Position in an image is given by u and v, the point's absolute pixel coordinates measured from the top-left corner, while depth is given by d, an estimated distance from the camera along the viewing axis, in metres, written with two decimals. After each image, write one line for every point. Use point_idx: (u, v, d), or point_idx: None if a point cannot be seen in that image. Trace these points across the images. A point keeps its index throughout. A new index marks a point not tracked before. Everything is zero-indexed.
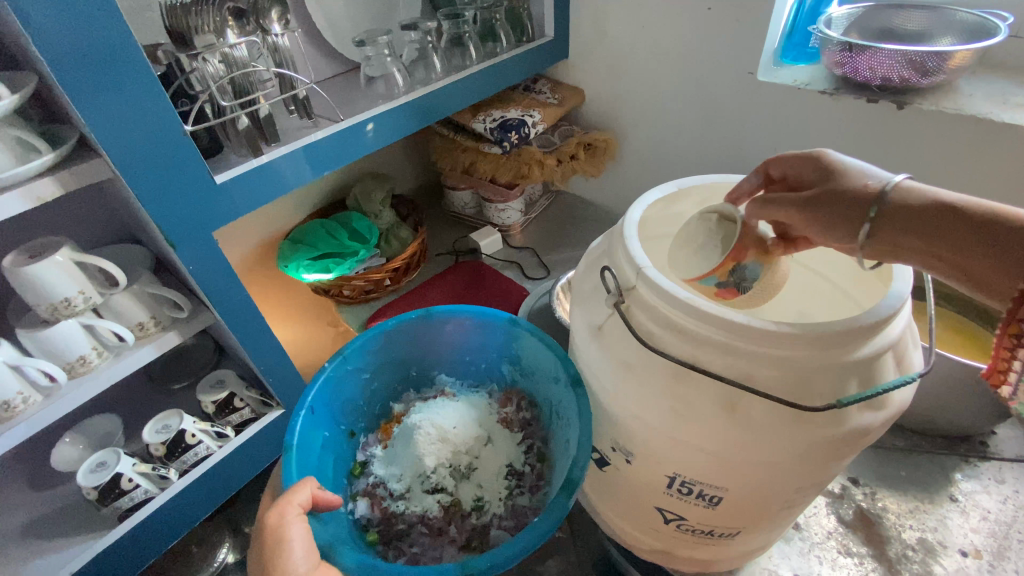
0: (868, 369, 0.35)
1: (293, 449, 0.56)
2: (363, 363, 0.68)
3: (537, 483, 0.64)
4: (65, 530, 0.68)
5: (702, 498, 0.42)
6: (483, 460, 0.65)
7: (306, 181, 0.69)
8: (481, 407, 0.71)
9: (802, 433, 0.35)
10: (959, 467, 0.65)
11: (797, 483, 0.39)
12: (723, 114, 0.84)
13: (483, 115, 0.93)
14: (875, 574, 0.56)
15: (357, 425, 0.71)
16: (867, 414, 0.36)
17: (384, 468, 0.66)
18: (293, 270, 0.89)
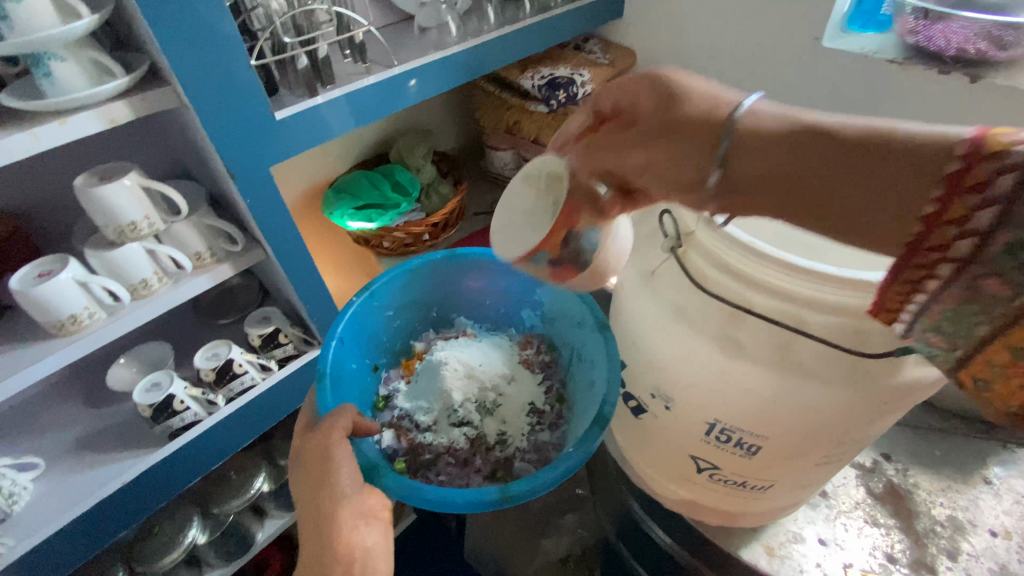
0: None
1: (326, 379, 0.58)
2: (390, 298, 0.70)
3: (558, 420, 0.67)
4: (114, 445, 0.71)
5: (740, 448, 0.43)
6: (508, 398, 0.67)
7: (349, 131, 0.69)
8: (502, 347, 0.73)
9: (854, 382, 0.36)
10: (997, 452, 0.65)
11: (839, 436, 0.40)
12: (781, 82, 0.81)
13: (531, 72, 0.92)
14: (901, 544, 0.57)
15: (379, 361, 0.73)
16: (920, 369, 0.37)
17: (409, 401, 0.67)
18: (338, 217, 0.92)
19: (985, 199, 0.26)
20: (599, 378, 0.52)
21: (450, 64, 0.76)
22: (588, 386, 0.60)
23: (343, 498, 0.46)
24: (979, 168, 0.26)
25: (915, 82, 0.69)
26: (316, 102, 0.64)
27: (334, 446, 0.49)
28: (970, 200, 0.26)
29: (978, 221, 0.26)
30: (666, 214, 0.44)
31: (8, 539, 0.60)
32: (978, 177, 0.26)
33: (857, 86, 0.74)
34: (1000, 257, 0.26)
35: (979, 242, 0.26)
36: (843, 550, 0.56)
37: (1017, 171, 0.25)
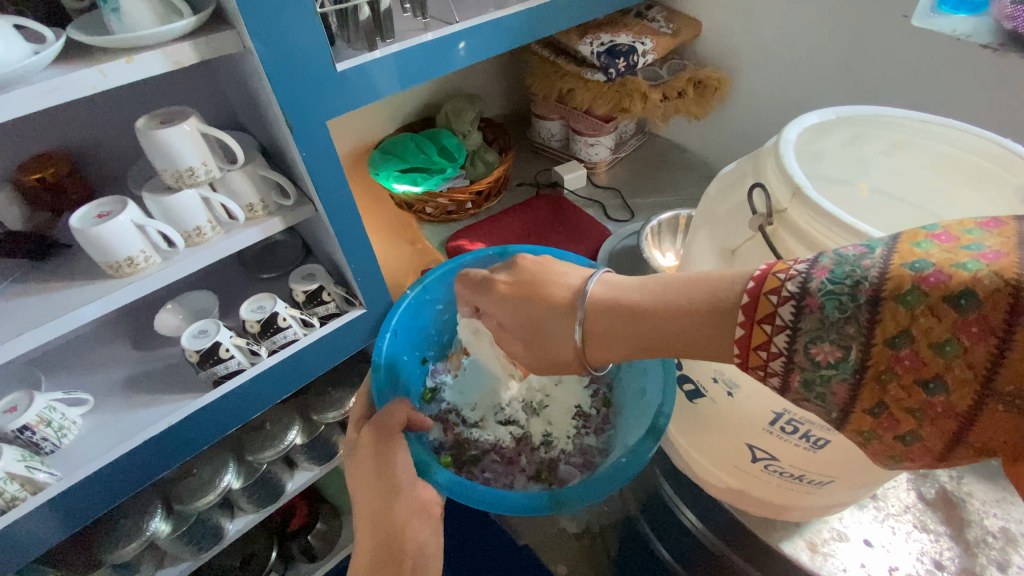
0: None
1: (380, 368, 0.63)
2: (441, 294, 0.73)
3: (604, 425, 0.68)
4: (162, 388, 0.72)
5: (805, 440, 0.43)
6: (555, 402, 0.70)
7: (394, 93, 0.66)
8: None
9: None
10: None
11: None
12: (859, 64, 0.76)
13: (591, 38, 0.88)
14: (950, 552, 0.56)
15: (428, 353, 0.75)
16: None
17: (458, 398, 0.71)
18: (383, 178, 0.91)
19: (776, 325, 0.32)
20: (653, 388, 0.56)
21: (506, 26, 0.73)
22: (637, 396, 0.62)
23: (398, 493, 0.49)
24: (764, 301, 0.32)
25: (1013, 70, 0.64)
26: (369, 60, 0.61)
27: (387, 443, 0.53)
28: (765, 330, 0.32)
29: (778, 344, 0.32)
30: (758, 188, 0.43)
31: (56, 470, 0.62)
32: (762, 312, 0.32)
33: (944, 71, 0.69)
34: (805, 386, 0.32)
35: (787, 358, 0.32)
36: (889, 553, 0.56)
37: (790, 301, 0.31)
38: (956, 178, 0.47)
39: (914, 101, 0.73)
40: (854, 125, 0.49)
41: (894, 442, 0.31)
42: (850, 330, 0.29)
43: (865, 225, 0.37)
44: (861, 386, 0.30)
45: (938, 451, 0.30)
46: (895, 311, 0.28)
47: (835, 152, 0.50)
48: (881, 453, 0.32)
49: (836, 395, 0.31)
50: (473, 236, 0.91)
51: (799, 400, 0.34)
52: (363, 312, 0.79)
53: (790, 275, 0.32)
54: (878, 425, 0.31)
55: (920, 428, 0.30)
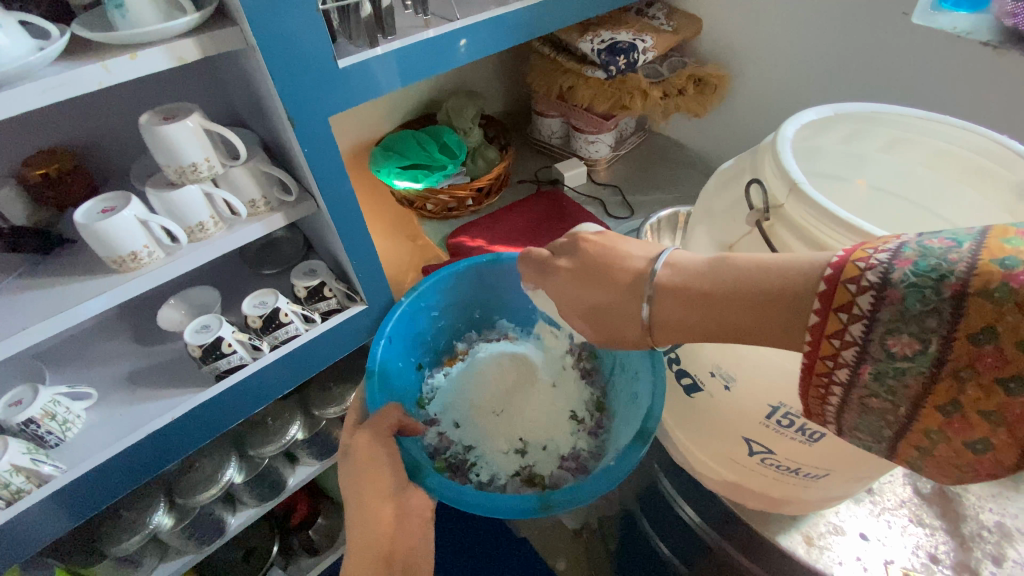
0: None
1: (375, 374, 0.64)
2: (436, 301, 0.74)
3: (598, 429, 0.69)
4: (165, 382, 0.73)
5: (801, 433, 0.44)
6: (550, 404, 0.71)
7: (394, 89, 0.67)
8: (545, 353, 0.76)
9: None
10: None
11: None
12: (859, 62, 0.77)
13: (591, 36, 0.88)
14: (945, 546, 0.57)
15: (423, 359, 0.77)
16: None
17: (452, 401, 0.72)
18: (384, 175, 0.91)
19: (852, 315, 0.31)
20: (644, 393, 0.58)
21: (505, 24, 0.73)
22: (629, 400, 0.63)
23: (392, 492, 0.50)
24: (841, 290, 0.31)
25: (1012, 67, 0.64)
26: (370, 56, 0.62)
27: (386, 444, 0.53)
28: (841, 318, 0.31)
29: (853, 334, 0.31)
30: (756, 183, 0.44)
31: (61, 464, 0.63)
32: (839, 300, 0.31)
33: (945, 69, 0.69)
34: (875, 379, 0.32)
35: (860, 349, 0.31)
36: (885, 547, 0.56)
37: (869, 291, 0.30)
38: (952, 175, 0.47)
39: (914, 98, 0.73)
40: (854, 121, 0.49)
41: (961, 446, 0.31)
42: (932, 324, 0.28)
43: (862, 221, 0.37)
44: (935, 383, 0.30)
45: (1007, 459, 0.30)
46: (980, 308, 0.27)
47: (835, 150, 0.51)
48: (946, 456, 0.32)
49: (907, 389, 0.31)
50: (474, 231, 0.92)
51: (864, 395, 0.33)
52: (364, 308, 0.79)
53: (872, 263, 0.30)
54: (948, 426, 0.31)
55: (992, 432, 0.29)
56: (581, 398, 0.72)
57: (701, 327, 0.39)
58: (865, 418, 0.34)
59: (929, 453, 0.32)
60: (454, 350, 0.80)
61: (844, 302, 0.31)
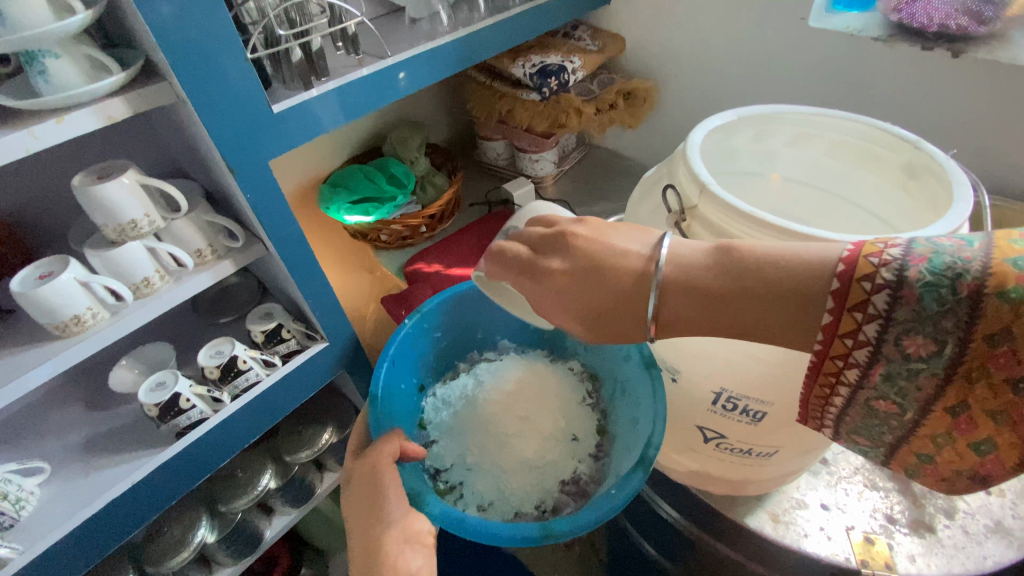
0: None
1: (377, 399, 0.63)
2: (439, 321, 0.74)
3: (599, 453, 0.69)
4: (124, 446, 0.70)
5: (746, 414, 0.46)
6: (551, 422, 0.71)
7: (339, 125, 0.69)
8: (551, 369, 0.76)
9: None
10: None
11: None
12: (771, 68, 0.83)
13: (522, 60, 0.93)
14: (899, 506, 0.59)
15: (426, 379, 0.77)
16: None
17: (454, 421, 0.72)
18: (334, 212, 0.91)
19: (867, 316, 0.32)
20: (645, 418, 0.54)
21: (442, 55, 0.76)
22: (631, 423, 0.63)
23: (390, 522, 0.49)
24: (855, 289, 0.32)
25: (897, 59, 0.71)
26: (307, 98, 0.63)
27: (371, 479, 0.52)
28: (855, 319, 0.33)
29: (867, 334, 0.33)
30: (671, 188, 0.46)
31: (17, 545, 0.60)
32: (853, 301, 0.32)
33: (844, 65, 0.75)
34: (884, 387, 0.34)
35: (872, 351, 0.33)
36: (845, 514, 0.59)
37: (884, 291, 0.31)
38: (856, 161, 0.51)
39: (819, 92, 0.79)
40: (757, 123, 0.52)
41: (966, 447, 0.34)
42: (947, 325, 0.30)
43: (764, 214, 0.40)
44: (948, 384, 0.32)
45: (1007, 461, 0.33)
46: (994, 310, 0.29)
47: (747, 149, 0.54)
48: (949, 458, 0.35)
49: (919, 390, 0.33)
50: (431, 257, 0.93)
51: (871, 397, 0.35)
52: (325, 345, 0.79)
53: (884, 260, 0.32)
54: (954, 428, 0.34)
55: (997, 434, 0.33)
56: (583, 421, 0.72)
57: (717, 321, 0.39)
58: (873, 419, 0.37)
59: (935, 454, 0.35)
60: (457, 369, 0.80)
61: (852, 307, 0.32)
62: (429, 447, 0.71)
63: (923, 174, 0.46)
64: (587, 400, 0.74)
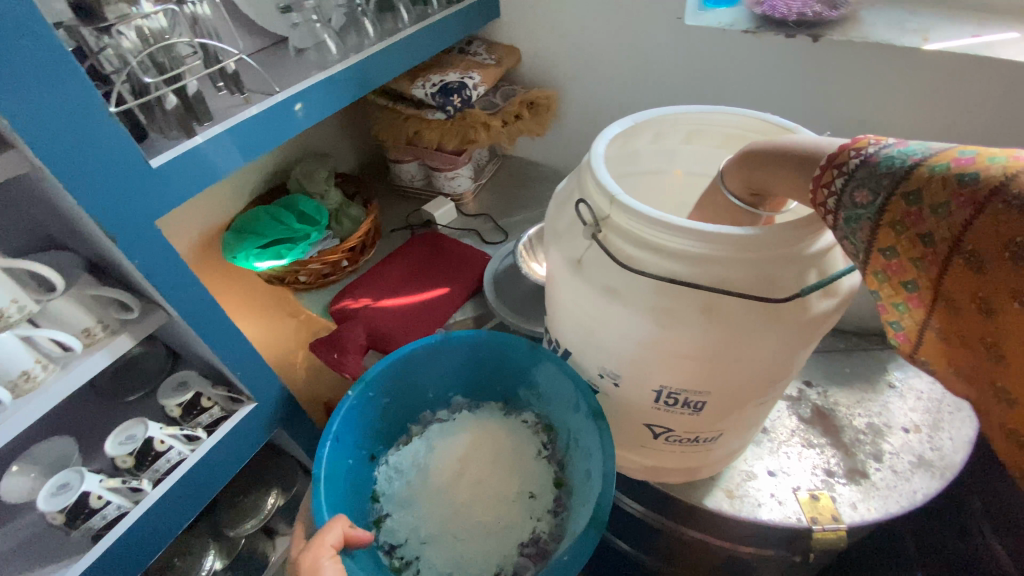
0: (821, 261, 0.39)
1: (320, 482, 0.58)
2: (382, 387, 0.69)
3: (559, 506, 0.67)
4: (28, 565, 0.61)
5: (687, 406, 0.47)
6: (504, 482, 0.69)
7: (237, 168, 0.64)
8: (503, 428, 0.73)
9: (783, 327, 0.39)
10: (894, 360, 0.73)
11: (767, 381, 0.44)
12: (660, 66, 0.87)
13: (422, 81, 0.91)
14: (835, 459, 0.64)
15: (377, 448, 0.73)
16: (824, 301, 0.40)
17: (407, 492, 0.68)
18: (243, 260, 0.84)
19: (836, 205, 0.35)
20: (600, 470, 0.53)
21: (337, 84, 0.73)
22: (585, 476, 0.61)
23: None
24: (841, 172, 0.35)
25: (768, 47, 0.76)
26: (192, 145, 0.58)
27: (322, 552, 0.48)
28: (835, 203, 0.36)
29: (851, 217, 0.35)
30: (582, 202, 0.44)
31: None
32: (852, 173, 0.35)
33: (725, 59, 0.81)
34: None
35: None
36: (790, 477, 0.63)
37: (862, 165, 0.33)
38: None
39: (708, 85, 0.84)
40: (654, 126, 0.54)
41: None
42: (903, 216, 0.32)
43: (675, 217, 0.38)
44: None
45: None
46: (902, 246, 0.30)
47: (650, 148, 0.56)
48: None
49: None
50: (358, 292, 0.89)
51: None
52: (254, 405, 0.73)
53: (874, 146, 0.33)
54: None
55: None
56: (540, 476, 0.69)
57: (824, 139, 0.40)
58: None
59: None
60: (409, 433, 0.76)
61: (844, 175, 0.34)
62: (382, 522, 0.67)
63: None
64: (542, 452, 0.72)
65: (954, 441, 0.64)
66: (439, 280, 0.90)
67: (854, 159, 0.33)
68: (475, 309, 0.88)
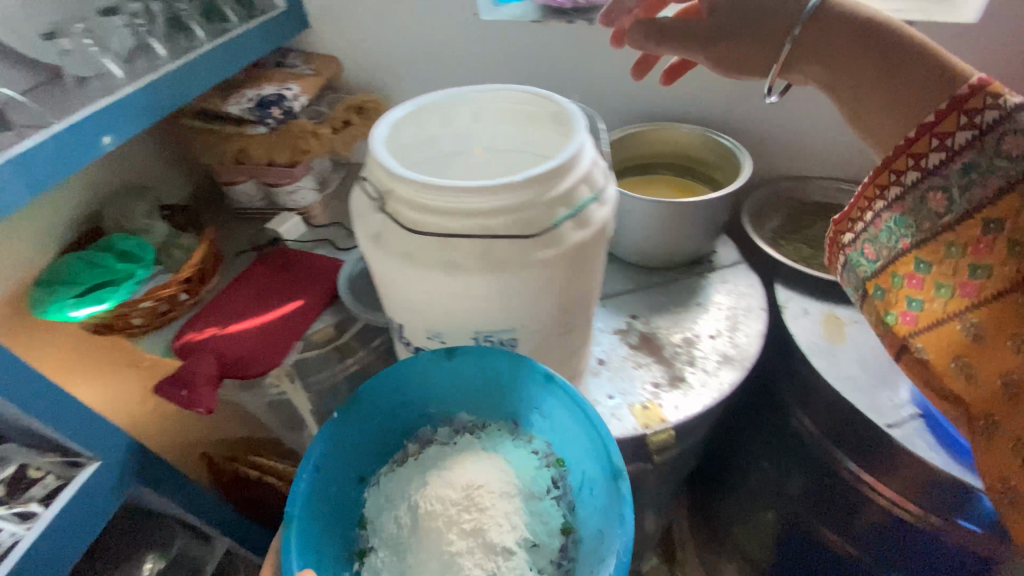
0: (569, 199, 0.46)
1: (293, 522, 0.51)
2: (351, 418, 0.58)
3: (563, 560, 0.55)
4: None
5: (501, 342, 0.56)
6: (501, 526, 0.54)
7: (20, 205, 0.58)
8: (512, 480, 0.58)
9: (549, 258, 0.46)
10: (702, 283, 0.85)
11: (557, 309, 0.51)
12: (470, 59, 0.94)
13: (235, 99, 0.91)
14: (660, 372, 0.74)
15: (370, 467, 0.62)
16: (581, 232, 0.47)
17: (388, 527, 0.57)
18: (56, 311, 0.75)
19: (923, 159, 0.45)
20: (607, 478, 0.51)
21: (130, 106, 0.69)
22: (597, 531, 0.52)
23: None
24: (923, 143, 0.45)
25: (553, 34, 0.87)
26: None
27: None
28: (929, 142, 0.44)
29: (930, 160, 0.45)
30: (366, 181, 0.49)
31: None
32: (917, 148, 0.45)
33: (523, 47, 0.90)
34: (953, 175, 0.43)
35: (924, 172, 0.45)
36: (624, 394, 0.72)
37: (972, 128, 0.42)
38: (524, 121, 0.60)
39: (514, 72, 0.93)
40: (437, 107, 0.59)
41: (958, 250, 0.44)
42: (975, 190, 0.42)
43: (434, 180, 0.43)
44: (1003, 192, 0.41)
45: (978, 286, 0.42)
46: (992, 241, 0.42)
47: (443, 129, 0.60)
48: (944, 270, 0.45)
49: (982, 185, 0.42)
50: (202, 323, 0.84)
51: (933, 188, 0.45)
52: (100, 462, 0.66)
53: (998, 101, 0.41)
54: (968, 243, 0.43)
55: (989, 262, 0.42)
56: (543, 524, 0.56)
57: (824, 52, 0.49)
58: (923, 206, 0.45)
59: (937, 261, 0.45)
60: (404, 450, 0.64)
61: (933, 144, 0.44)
62: (365, 557, 0.57)
63: (565, 117, 0.55)
64: (551, 490, 0.58)
65: (747, 337, 0.77)
66: (289, 294, 0.88)
67: (983, 116, 0.41)
68: (334, 316, 0.87)
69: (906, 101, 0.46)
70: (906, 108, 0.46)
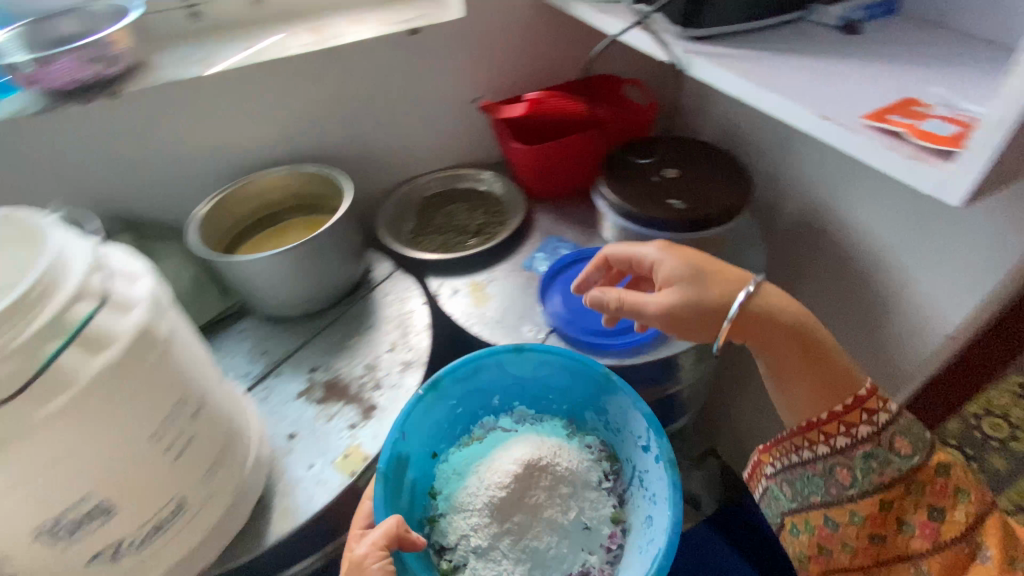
0: (56, 331, 0.45)
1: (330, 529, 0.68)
2: (463, 462, 0.88)
3: (611, 548, 0.81)
4: None
5: (95, 517, 0.52)
6: (556, 539, 0.81)
7: None
8: (572, 462, 0.86)
9: (54, 412, 0.45)
10: (364, 304, 0.94)
11: (131, 439, 0.51)
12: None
13: None
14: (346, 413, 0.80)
15: (437, 450, 0.92)
16: (87, 360, 0.47)
17: (462, 522, 0.82)
18: None
19: (844, 434, 0.68)
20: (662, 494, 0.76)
21: None
22: (647, 539, 0.76)
23: None
24: (857, 412, 0.67)
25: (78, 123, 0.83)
26: None
27: None
28: (858, 416, 0.67)
29: (839, 442, 0.68)
30: None
31: None
32: (868, 408, 0.67)
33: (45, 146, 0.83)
34: (859, 459, 0.67)
35: (841, 449, 0.68)
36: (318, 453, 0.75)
37: (876, 420, 0.67)
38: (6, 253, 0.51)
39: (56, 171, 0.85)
40: None
41: (855, 530, 0.67)
42: (892, 482, 0.66)
43: None
44: (892, 481, 0.66)
45: (862, 532, 0.67)
46: (894, 489, 0.66)
47: None
48: (847, 533, 0.68)
49: (880, 475, 0.66)
50: None
51: (841, 464, 0.68)
52: None
53: (879, 410, 0.67)
54: (866, 512, 0.67)
55: (877, 523, 0.67)
56: (591, 537, 0.82)
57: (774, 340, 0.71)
58: (818, 477, 0.70)
59: (840, 522, 0.68)
60: (465, 436, 0.94)
61: (827, 429, 0.69)
62: (435, 530, 0.84)
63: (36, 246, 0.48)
64: (603, 482, 0.87)
65: (413, 340, 0.88)
66: None
67: (879, 417, 0.66)
68: None
69: (828, 386, 0.70)
70: (830, 394, 0.69)
